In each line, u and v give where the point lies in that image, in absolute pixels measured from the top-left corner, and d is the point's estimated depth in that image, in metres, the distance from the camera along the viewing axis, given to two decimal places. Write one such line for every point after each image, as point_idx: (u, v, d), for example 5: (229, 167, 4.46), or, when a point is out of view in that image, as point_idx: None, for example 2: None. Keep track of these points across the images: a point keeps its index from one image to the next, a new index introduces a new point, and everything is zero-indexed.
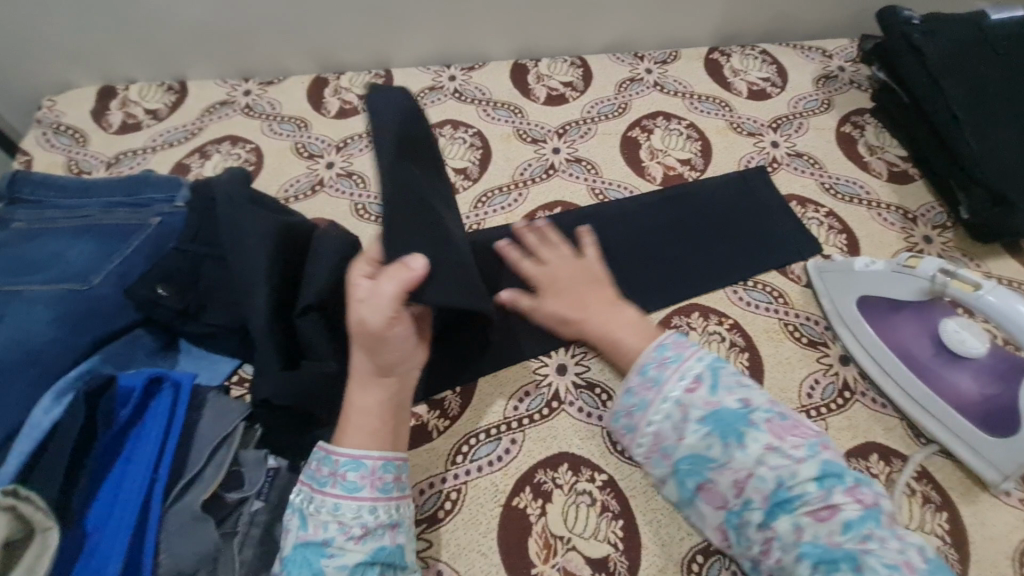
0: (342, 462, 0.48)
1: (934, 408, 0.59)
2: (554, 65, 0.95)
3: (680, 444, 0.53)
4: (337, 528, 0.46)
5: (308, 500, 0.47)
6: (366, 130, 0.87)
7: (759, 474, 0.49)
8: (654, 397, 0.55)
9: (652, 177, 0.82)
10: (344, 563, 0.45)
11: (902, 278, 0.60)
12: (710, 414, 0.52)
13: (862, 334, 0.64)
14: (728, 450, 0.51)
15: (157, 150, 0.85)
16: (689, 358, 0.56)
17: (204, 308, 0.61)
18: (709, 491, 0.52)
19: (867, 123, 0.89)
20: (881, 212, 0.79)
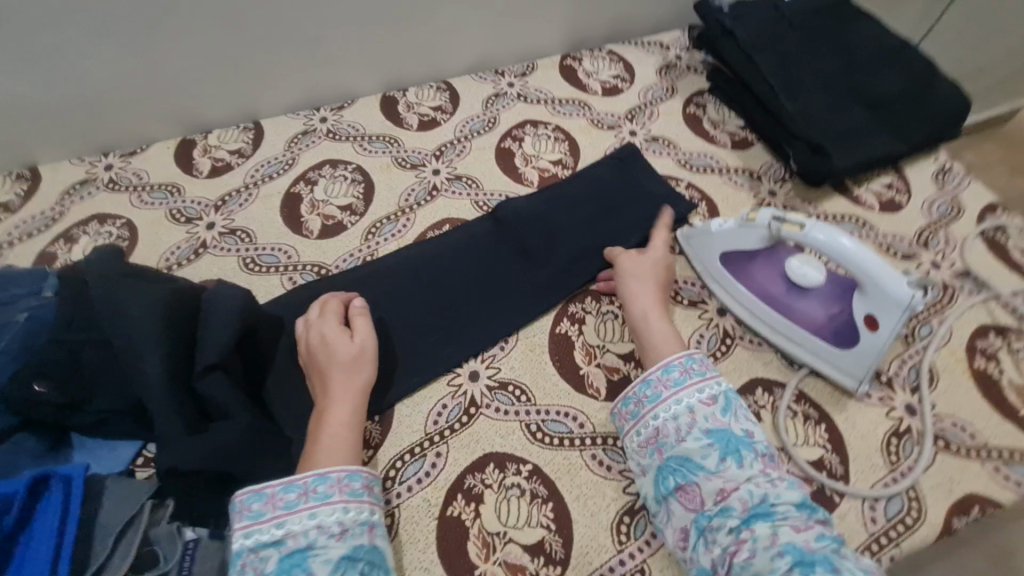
0: (310, 479, 0.52)
1: (795, 336, 0.68)
2: (421, 93, 1.00)
3: (680, 445, 0.57)
4: (319, 530, 0.50)
5: (280, 522, 0.50)
6: (244, 184, 0.86)
7: (746, 486, 0.53)
8: (668, 394, 0.59)
9: (529, 181, 0.88)
10: (329, 559, 0.48)
11: (747, 231, 0.69)
12: (715, 429, 0.56)
13: (729, 284, 0.72)
14: (721, 462, 0.55)
15: (15, 243, 0.80)
16: (711, 377, 0.60)
17: (92, 395, 0.59)
18: (687, 494, 0.54)
19: (707, 101, 0.99)
20: (732, 176, 0.89)
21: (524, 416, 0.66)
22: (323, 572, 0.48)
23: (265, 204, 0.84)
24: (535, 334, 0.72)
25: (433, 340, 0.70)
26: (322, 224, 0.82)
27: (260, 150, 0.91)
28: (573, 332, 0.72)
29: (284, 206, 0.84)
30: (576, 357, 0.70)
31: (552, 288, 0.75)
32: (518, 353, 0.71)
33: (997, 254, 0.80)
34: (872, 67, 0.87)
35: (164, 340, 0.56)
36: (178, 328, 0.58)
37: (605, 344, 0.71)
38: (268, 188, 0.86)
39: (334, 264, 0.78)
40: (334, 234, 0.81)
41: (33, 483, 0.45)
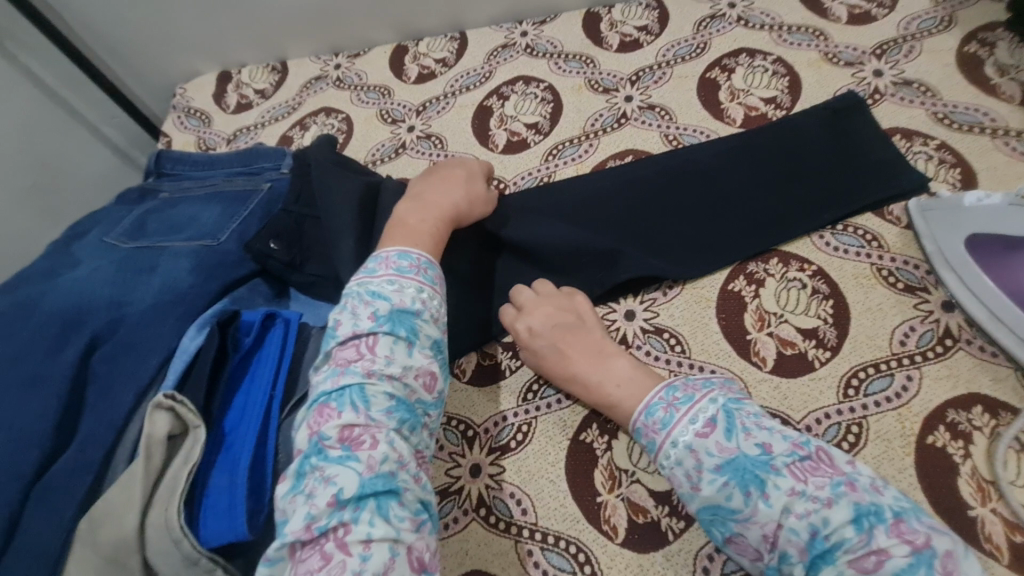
0: (424, 259, 0.58)
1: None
2: (627, 10, 0.92)
3: (698, 493, 0.46)
4: (424, 304, 0.55)
5: (392, 279, 0.55)
6: (443, 92, 0.91)
7: (789, 525, 0.42)
8: (661, 441, 0.49)
9: (732, 119, 0.78)
10: (429, 334, 0.55)
11: (1018, 210, 0.56)
12: (727, 462, 0.45)
13: (975, 277, 0.58)
14: (749, 500, 0.44)
15: (266, 125, 0.96)
16: (700, 400, 0.49)
17: (308, 259, 0.71)
18: (738, 545, 0.45)
19: (998, 39, 0.76)
20: (1009, 141, 0.69)
21: (674, 366, 0.63)
22: (425, 341, 0.54)
23: (459, 114, 0.88)
24: (703, 287, 0.67)
25: (584, 263, 0.67)
26: (507, 140, 0.84)
27: (461, 61, 0.94)
28: (747, 292, 0.66)
29: (475, 118, 0.87)
30: (746, 320, 0.64)
31: (716, 252, 0.68)
32: (682, 302, 0.67)
33: None
34: None
35: (355, 227, 0.69)
36: (364, 219, 0.71)
37: (784, 313, 0.64)
38: (463, 99, 0.89)
39: (513, 180, 0.80)
40: (516, 151, 0.83)
41: (264, 317, 0.56)
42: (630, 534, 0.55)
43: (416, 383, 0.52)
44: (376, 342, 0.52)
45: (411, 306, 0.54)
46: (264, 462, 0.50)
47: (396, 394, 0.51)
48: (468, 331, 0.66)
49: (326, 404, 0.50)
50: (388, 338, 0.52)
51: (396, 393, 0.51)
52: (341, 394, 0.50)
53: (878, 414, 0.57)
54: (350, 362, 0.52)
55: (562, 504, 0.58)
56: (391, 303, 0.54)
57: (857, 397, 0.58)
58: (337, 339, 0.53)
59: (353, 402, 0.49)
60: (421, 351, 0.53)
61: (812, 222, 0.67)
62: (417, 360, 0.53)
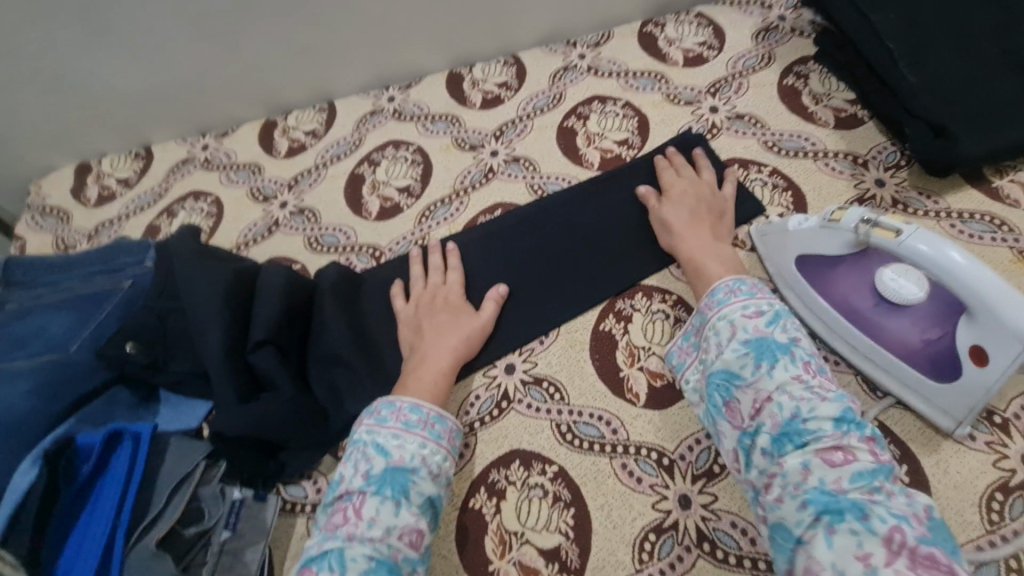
0: (433, 414, 0.57)
1: (880, 360, 0.58)
2: (487, 69, 0.96)
3: (719, 358, 0.53)
4: (423, 461, 0.54)
5: (397, 433, 0.55)
6: (314, 164, 0.91)
7: (777, 400, 0.48)
8: (713, 314, 0.56)
9: (590, 163, 0.82)
10: (423, 492, 0.52)
11: (830, 233, 0.59)
12: (755, 339, 0.52)
13: (806, 294, 0.63)
14: (757, 371, 0.50)
15: (131, 215, 0.91)
16: (763, 296, 0.55)
17: (171, 358, 0.67)
18: (731, 410, 0.51)
19: (810, 70, 0.85)
20: (829, 161, 0.76)
21: (555, 415, 0.64)
22: (415, 500, 0.51)
23: (332, 184, 0.88)
24: (576, 330, 0.69)
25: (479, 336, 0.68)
26: (380, 206, 0.84)
27: (332, 131, 0.94)
28: (617, 330, 0.68)
29: (348, 187, 0.87)
30: (618, 357, 0.66)
31: (581, 297, 0.70)
32: (558, 348, 0.68)
33: None
34: None
35: (223, 315, 0.62)
36: (235, 305, 0.63)
37: (651, 346, 0.66)
38: (335, 169, 0.89)
39: (388, 246, 0.80)
40: (390, 216, 0.83)
41: (108, 437, 0.52)
42: None
43: (400, 544, 0.49)
44: (363, 504, 0.50)
45: (408, 462, 0.53)
46: None
47: (377, 555, 0.48)
48: (349, 411, 0.64)
49: (307, 568, 0.48)
50: (375, 498, 0.50)
51: (378, 554, 0.48)
52: (323, 557, 0.48)
53: None
54: (336, 524, 0.50)
55: None
56: (387, 460, 0.53)
57: None
58: (334, 495, 0.53)
59: (330, 565, 0.47)
60: (410, 509, 0.51)
61: (666, 254, 0.71)
62: (403, 519, 0.50)
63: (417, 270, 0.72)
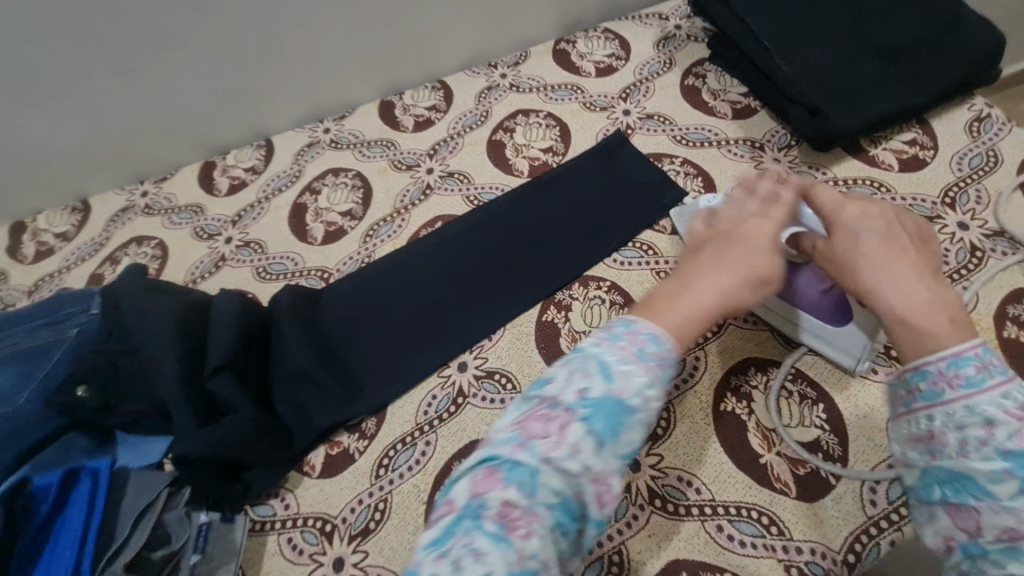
0: (664, 347, 0.41)
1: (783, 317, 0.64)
2: (417, 94, 1.02)
3: (952, 454, 0.40)
4: (524, 503, 0.37)
5: (629, 359, 0.40)
6: (257, 199, 0.93)
7: (1016, 486, 0.37)
8: (957, 395, 0.40)
9: (520, 171, 0.89)
10: (620, 444, 0.39)
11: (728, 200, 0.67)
12: (1010, 435, 0.38)
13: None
14: (985, 457, 0.38)
15: (72, 267, 0.91)
16: (1000, 382, 0.40)
17: (124, 399, 0.67)
18: (956, 511, 0.39)
19: (707, 71, 0.95)
20: (730, 147, 0.85)
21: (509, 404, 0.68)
22: (497, 555, 0.35)
23: (276, 216, 0.90)
24: (522, 323, 0.73)
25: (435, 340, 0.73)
26: (325, 231, 0.87)
27: (272, 165, 0.97)
28: (559, 319, 0.73)
29: (292, 217, 0.90)
30: (562, 343, 0.71)
31: (526, 292, 0.75)
32: (506, 342, 0.72)
33: None
34: (884, 15, 0.80)
35: (177, 345, 0.63)
36: (191, 335, 0.66)
37: (591, 330, 0.72)
38: (278, 201, 0.92)
39: (335, 267, 0.83)
40: (336, 239, 0.86)
41: (64, 476, 0.52)
42: None
43: None
44: (479, 536, 0.35)
45: (630, 397, 0.39)
46: None
47: None
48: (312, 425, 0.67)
49: None
50: (471, 535, 0.36)
51: None
52: None
53: (679, 396, 0.65)
54: (537, 435, 0.38)
55: None
56: (610, 386, 0.39)
57: None
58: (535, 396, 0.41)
59: None
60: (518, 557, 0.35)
61: (600, 247, 0.78)
62: (602, 462, 0.39)
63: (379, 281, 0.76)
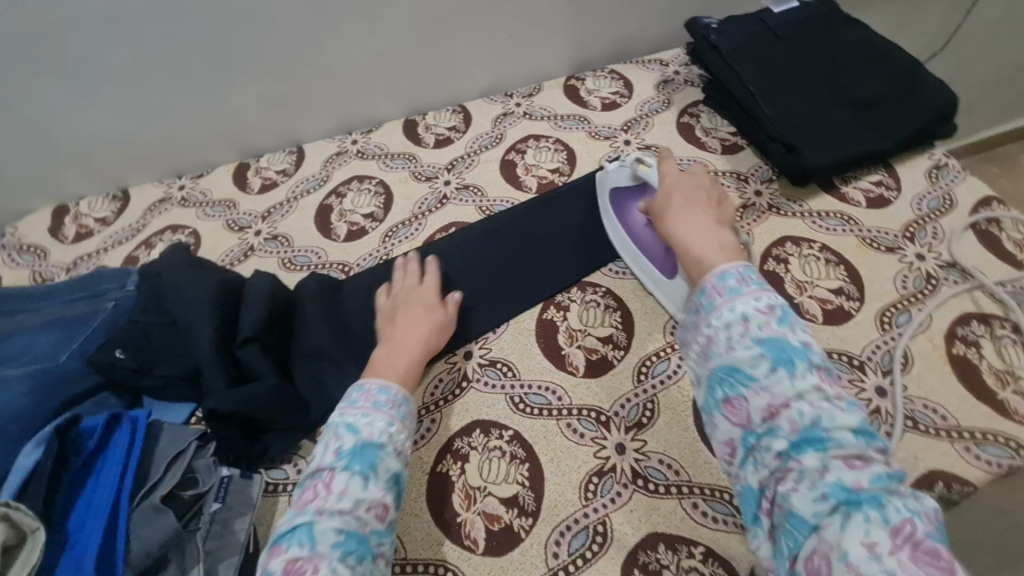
0: (399, 397, 0.63)
1: (647, 270, 0.81)
2: (438, 115, 1.12)
3: (730, 353, 0.55)
4: (389, 438, 0.60)
5: (368, 413, 0.61)
6: (286, 198, 1.02)
7: (795, 406, 0.50)
8: (722, 302, 0.58)
9: (529, 187, 0.98)
10: (390, 470, 0.58)
11: (621, 173, 0.83)
12: (767, 339, 0.54)
13: (613, 222, 0.86)
14: (771, 373, 0.53)
15: (109, 249, 0.98)
16: (767, 291, 0.57)
17: (157, 363, 0.73)
18: (733, 405, 0.54)
19: (701, 111, 1.06)
20: (719, 178, 0.95)
21: (508, 389, 0.74)
22: (383, 476, 0.57)
23: (302, 214, 0.98)
24: (524, 320, 0.81)
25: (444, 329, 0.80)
26: (348, 229, 0.95)
27: (302, 169, 1.06)
28: (558, 318, 0.80)
29: (318, 216, 0.98)
30: (559, 339, 0.78)
31: (530, 292, 0.83)
32: (509, 335, 0.79)
33: (989, 247, 0.80)
34: (855, 73, 0.92)
35: (214, 316, 0.70)
36: (225, 307, 0.72)
37: (587, 328, 0.79)
38: (306, 200, 1.01)
39: (356, 263, 0.91)
40: (357, 237, 0.94)
41: (107, 419, 0.58)
42: (488, 542, 0.62)
43: (369, 515, 0.55)
44: (334, 481, 0.56)
45: (376, 440, 0.59)
46: (114, 557, 0.51)
47: (346, 527, 0.53)
48: (328, 398, 0.73)
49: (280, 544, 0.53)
50: (345, 473, 0.56)
51: (347, 526, 0.53)
52: (293, 531, 0.53)
53: (663, 390, 0.72)
54: (308, 502, 0.55)
55: (426, 534, 0.64)
56: (357, 438, 0.59)
57: (647, 380, 0.73)
58: (306, 475, 0.57)
59: (301, 540, 0.52)
60: (377, 484, 0.57)
61: (599, 257, 0.86)
62: (371, 494, 0.55)
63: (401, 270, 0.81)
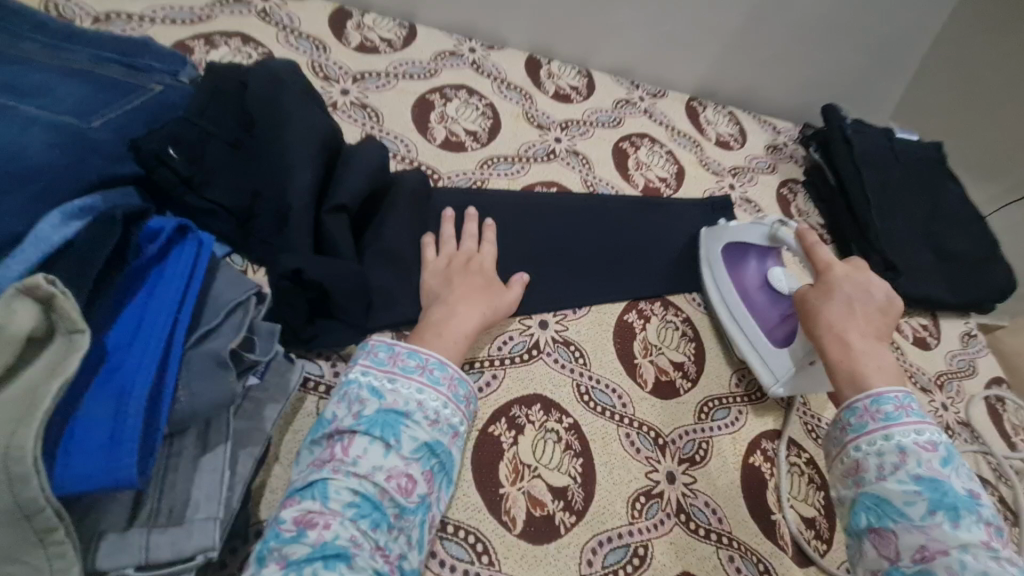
0: (432, 360, 0.55)
1: (743, 323, 0.76)
2: (563, 68, 1.04)
3: (881, 483, 0.51)
4: (418, 406, 0.51)
5: (394, 376, 0.53)
6: (385, 71, 0.88)
7: (956, 556, 0.44)
8: (877, 427, 0.53)
9: (635, 184, 0.93)
10: (416, 437, 0.50)
11: (755, 226, 0.76)
12: (927, 477, 0.49)
13: (720, 270, 0.80)
14: (930, 516, 0.47)
15: (157, 23, 0.79)
16: (930, 424, 0.53)
17: (210, 182, 0.59)
18: (879, 539, 0.48)
19: (799, 191, 1.07)
20: None
21: (577, 375, 0.69)
22: (407, 445, 0.49)
23: (400, 97, 0.86)
24: (605, 312, 0.76)
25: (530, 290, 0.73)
26: (445, 137, 0.85)
27: (408, 48, 0.93)
28: (637, 324, 0.77)
29: (416, 107, 0.86)
30: (634, 346, 0.75)
31: (618, 287, 0.79)
32: (588, 321, 0.74)
33: (995, 420, 0.89)
34: (948, 225, 0.99)
35: (315, 165, 0.59)
36: (324, 160, 0.60)
37: (662, 346, 0.76)
38: (406, 84, 0.88)
39: (446, 175, 0.81)
40: (454, 150, 0.84)
41: (177, 227, 0.45)
42: (527, 526, 0.57)
43: (387, 486, 0.47)
44: (351, 444, 0.48)
45: (402, 406, 0.51)
46: (161, 399, 0.38)
47: (363, 490, 0.46)
48: (395, 308, 0.63)
49: (288, 500, 0.46)
50: (364, 438, 0.48)
51: (364, 489, 0.46)
52: (306, 488, 0.46)
53: (720, 436, 0.71)
54: (322, 459, 0.48)
55: (464, 494, 0.57)
56: (380, 402, 0.50)
57: (707, 420, 0.71)
58: (322, 432, 0.50)
59: (314, 495, 0.45)
60: (400, 453, 0.48)
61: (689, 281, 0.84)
62: (391, 461, 0.48)
63: (451, 230, 0.70)
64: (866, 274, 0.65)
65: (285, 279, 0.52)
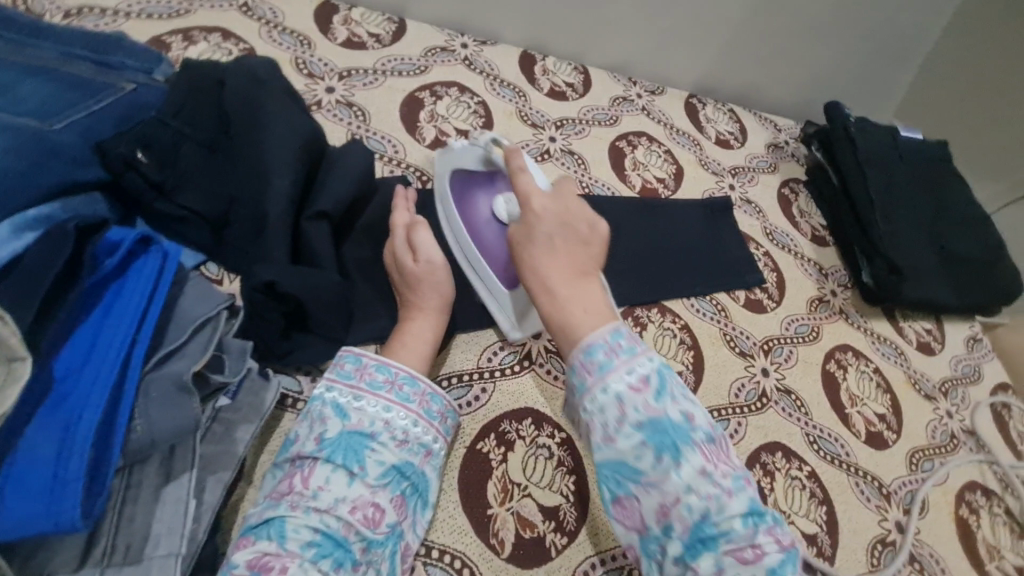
0: (402, 374, 0.52)
1: (481, 272, 0.66)
2: (559, 64, 1.01)
3: (610, 445, 0.43)
4: (385, 427, 0.49)
5: (359, 394, 0.50)
6: (373, 67, 0.85)
7: (686, 501, 0.41)
8: (592, 384, 0.44)
9: (632, 185, 0.90)
10: (383, 461, 0.47)
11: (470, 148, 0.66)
12: (648, 422, 0.43)
13: (452, 216, 0.68)
14: (659, 465, 0.42)
15: (133, 18, 0.76)
16: (641, 356, 0.45)
17: (182, 187, 0.56)
18: (626, 506, 0.44)
19: (800, 190, 1.04)
20: (803, 262, 0.94)
21: None
22: (373, 470, 0.46)
23: (387, 95, 0.83)
24: None
25: None
26: (435, 137, 0.81)
27: (397, 44, 0.89)
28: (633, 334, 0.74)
29: (404, 105, 0.83)
30: None
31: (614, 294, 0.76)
32: None
33: (1001, 428, 0.87)
34: (955, 226, 0.96)
35: (294, 169, 0.56)
36: (303, 164, 0.57)
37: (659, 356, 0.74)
38: (395, 82, 0.84)
39: (436, 176, 0.78)
40: (443, 150, 0.81)
41: (139, 238, 0.42)
42: (516, 549, 0.55)
43: (351, 519, 0.44)
44: (311, 473, 0.45)
45: (367, 427, 0.48)
46: (113, 433, 0.37)
47: (325, 527, 0.43)
48: (378, 319, 0.61)
49: (243, 538, 0.43)
50: (326, 466, 0.45)
51: (324, 525, 0.43)
52: (263, 525, 0.43)
53: None
54: (282, 492, 0.45)
55: (451, 515, 0.55)
56: (344, 424, 0.48)
57: None
58: (284, 458, 0.47)
59: (272, 533, 0.43)
60: (365, 481, 0.46)
61: (687, 287, 0.82)
62: (355, 490, 0.45)
63: None
64: (568, 203, 0.54)
65: (259, 291, 0.50)
